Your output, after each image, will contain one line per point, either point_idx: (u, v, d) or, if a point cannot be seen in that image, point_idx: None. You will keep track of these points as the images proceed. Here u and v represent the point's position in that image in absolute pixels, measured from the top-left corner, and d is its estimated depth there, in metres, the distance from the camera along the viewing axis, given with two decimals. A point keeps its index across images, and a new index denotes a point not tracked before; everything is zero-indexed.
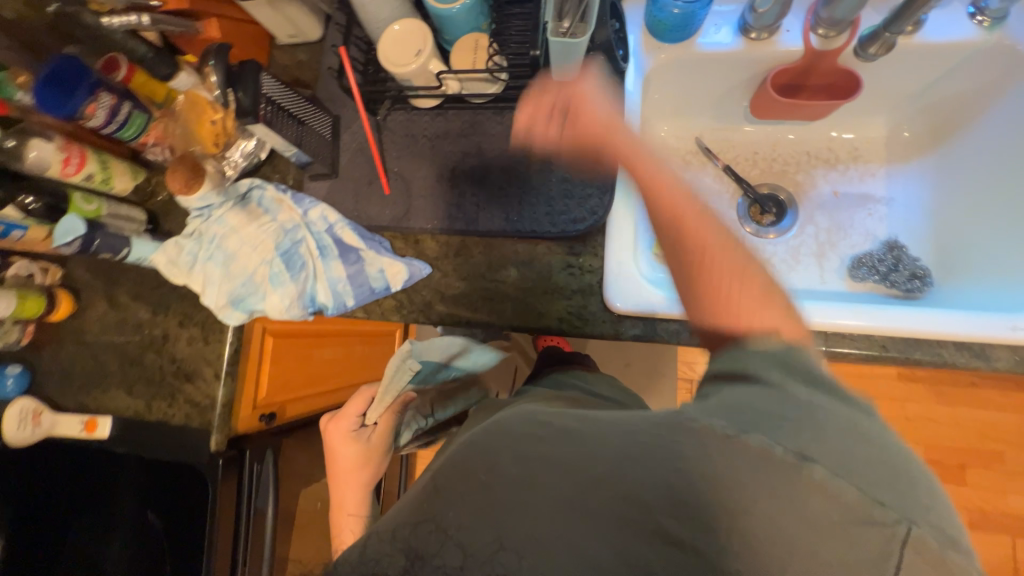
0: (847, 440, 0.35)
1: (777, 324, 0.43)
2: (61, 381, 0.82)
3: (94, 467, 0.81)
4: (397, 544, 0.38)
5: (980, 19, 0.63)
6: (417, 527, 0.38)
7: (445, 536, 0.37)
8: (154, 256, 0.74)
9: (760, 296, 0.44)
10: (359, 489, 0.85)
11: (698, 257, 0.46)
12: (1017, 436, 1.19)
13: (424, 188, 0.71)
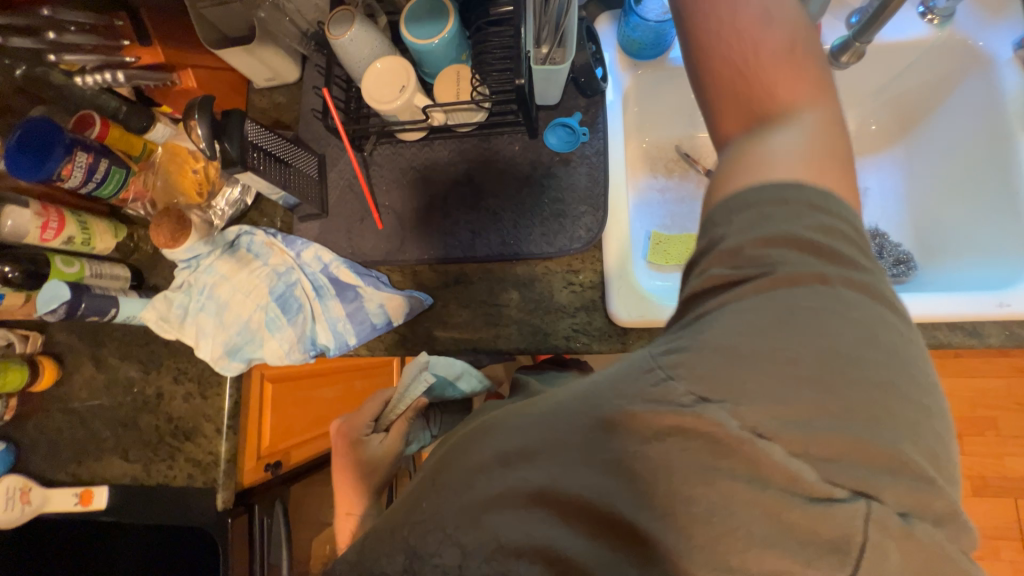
0: (836, 354, 0.30)
1: (801, 93, 0.38)
2: (48, 452, 0.77)
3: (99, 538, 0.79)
4: (396, 543, 0.35)
5: (930, 18, 0.67)
6: (414, 521, 0.35)
7: (444, 534, 0.33)
8: (144, 313, 0.72)
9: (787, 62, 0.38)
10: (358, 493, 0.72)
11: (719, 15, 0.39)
12: (1007, 401, 1.23)
13: (418, 219, 0.71)
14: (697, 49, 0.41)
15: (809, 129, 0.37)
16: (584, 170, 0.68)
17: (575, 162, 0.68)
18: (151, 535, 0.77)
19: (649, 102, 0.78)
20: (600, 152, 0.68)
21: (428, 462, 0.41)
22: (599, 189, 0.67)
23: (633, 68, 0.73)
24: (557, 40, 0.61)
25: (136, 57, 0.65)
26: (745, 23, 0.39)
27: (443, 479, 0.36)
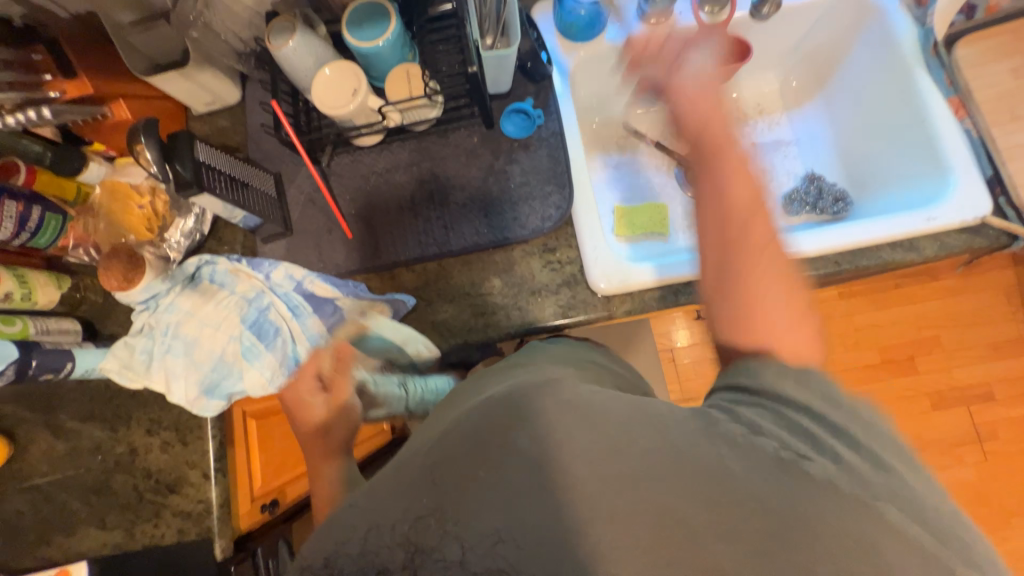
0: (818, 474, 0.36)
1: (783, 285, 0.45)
2: (9, 536, 0.70)
3: None
4: (397, 537, 0.36)
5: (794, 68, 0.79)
6: (418, 521, 0.36)
7: (446, 529, 0.35)
8: (106, 364, 0.67)
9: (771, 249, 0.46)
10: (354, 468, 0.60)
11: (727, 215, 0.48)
12: (947, 319, 1.38)
13: (388, 222, 0.71)
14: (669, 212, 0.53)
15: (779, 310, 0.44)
16: (545, 153, 0.70)
17: (534, 145, 0.70)
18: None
19: (591, 80, 0.81)
20: (556, 133, 0.70)
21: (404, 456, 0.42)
22: (563, 166, 0.70)
23: (573, 51, 0.76)
24: (501, 29, 0.64)
25: (61, 92, 0.61)
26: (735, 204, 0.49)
27: (443, 468, 0.38)
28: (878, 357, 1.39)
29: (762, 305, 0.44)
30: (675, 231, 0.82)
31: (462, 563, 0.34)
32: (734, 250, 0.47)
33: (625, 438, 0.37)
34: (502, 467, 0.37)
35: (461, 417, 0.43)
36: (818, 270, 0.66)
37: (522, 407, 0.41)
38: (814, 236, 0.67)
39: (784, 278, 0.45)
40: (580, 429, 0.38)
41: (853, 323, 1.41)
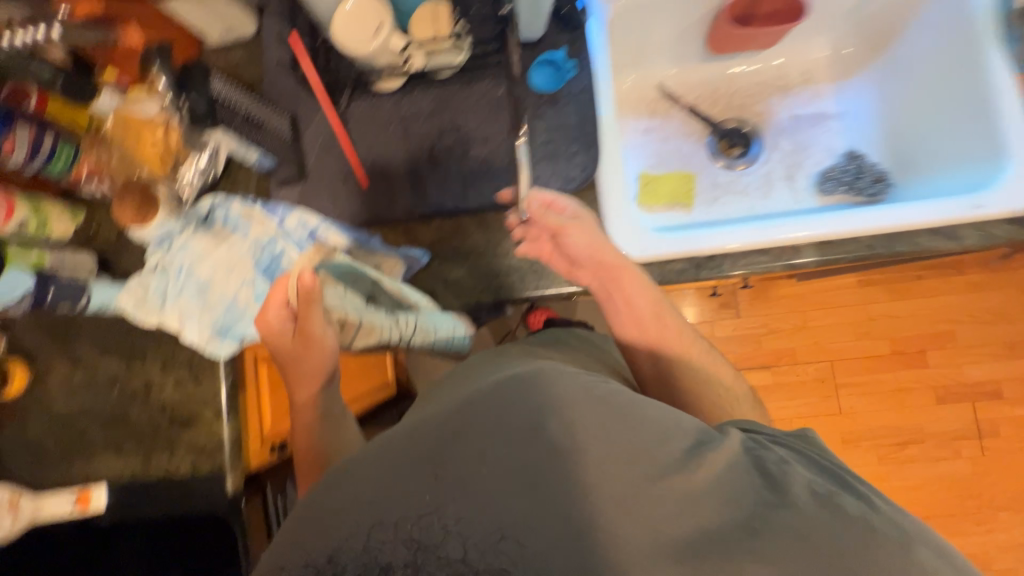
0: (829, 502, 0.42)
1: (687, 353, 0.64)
2: (34, 455, 0.73)
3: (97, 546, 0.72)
4: (400, 534, 0.39)
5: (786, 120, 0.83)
6: (421, 518, 0.39)
7: (446, 529, 0.39)
8: (121, 298, 0.67)
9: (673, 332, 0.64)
10: (337, 403, 0.66)
11: (636, 318, 0.64)
12: (963, 314, 1.36)
13: (405, 174, 0.68)
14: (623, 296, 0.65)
15: (697, 377, 0.63)
16: (573, 109, 0.66)
17: (562, 101, 0.67)
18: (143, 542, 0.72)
19: (628, 31, 0.75)
20: (587, 89, 0.66)
21: (391, 440, 0.44)
22: (592, 126, 0.66)
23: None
24: None
25: None
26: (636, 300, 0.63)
27: (442, 462, 0.41)
28: (887, 348, 1.37)
29: (681, 369, 0.63)
30: (700, 203, 0.79)
31: (461, 560, 0.38)
32: (660, 336, 0.64)
33: (626, 449, 0.41)
34: (504, 472, 0.40)
35: (465, 402, 0.45)
36: (848, 253, 0.64)
37: (524, 405, 0.43)
38: (848, 216, 0.64)
39: (682, 334, 0.65)
40: (585, 431, 0.42)
41: (867, 312, 1.38)
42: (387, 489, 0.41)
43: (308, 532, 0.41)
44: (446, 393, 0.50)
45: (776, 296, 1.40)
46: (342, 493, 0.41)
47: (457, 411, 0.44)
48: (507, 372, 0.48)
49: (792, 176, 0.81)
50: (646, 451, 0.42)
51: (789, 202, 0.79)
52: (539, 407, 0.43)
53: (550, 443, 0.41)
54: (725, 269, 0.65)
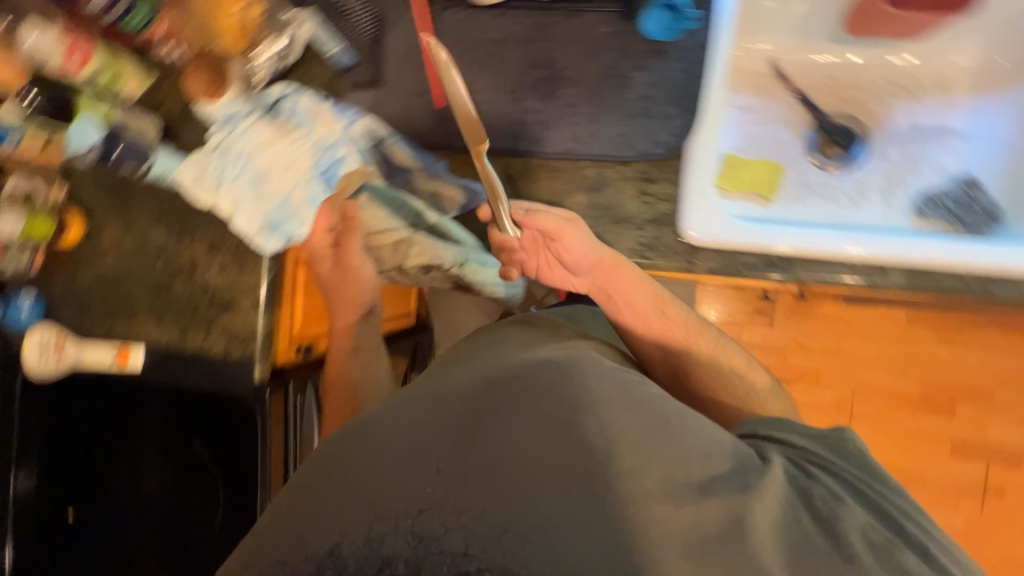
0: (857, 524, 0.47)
1: (702, 345, 0.68)
2: (79, 306, 0.77)
3: (144, 399, 0.80)
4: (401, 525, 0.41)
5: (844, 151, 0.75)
6: (422, 513, 0.41)
7: (449, 522, 0.41)
8: (181, 171, 0.68)
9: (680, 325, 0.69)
10: (368, 341, 0.83)
11: (644, 320, 0.68)
12: (1007, 374, 1.29)
13: (483, 102, 0.64)
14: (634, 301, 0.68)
15: (717, 372, 0.67)
16: (680, 66, 0.61)
17: (670, 53, 0.61)
18: (173, 404, 0.79)
19: None
20: (701, 45, 0.60)
21: (408, 424, 0.50)
22: (696, 87, 0.60)
23: None
24: None
25: None
26: (640, 303, 0.68)
27: (464, 449, 0.46)
28: (916, 391, 1.33)
29: (683, 359, 0.68)
30: (782, 199, 0.73)
31: (467, 553, 0.39)
32: (670, 329, 0.69)
33: (657, 464, 0.47)
34: (536, 464, 0.45)
35: (495, 381, 0.53)
36: (939, 284, 0.59)
37: (560, 397, 0.50)
38: (946, 245, 0.59)
39: (686, 326, 0.69)
40: (619, 432, 0.48)
41: (907, 351, 1.32)
42: (407, 456, 0.46)
43: (307, 511, 0.44)
44: (480, 369, 0.58)
45: (816, 313, 1.34)
46: (357, 459, 0.47)
47: (485, 388, 0.53)
48: (543, 356, 0.57)
49: (890, 190, 0.73)
50: (683, 467, 0.47)
51: (879, 218, 0.72)
52: (572, 402, 0.50)
53: (576, 442, 0.47)
54: (798, 272, 0.61)
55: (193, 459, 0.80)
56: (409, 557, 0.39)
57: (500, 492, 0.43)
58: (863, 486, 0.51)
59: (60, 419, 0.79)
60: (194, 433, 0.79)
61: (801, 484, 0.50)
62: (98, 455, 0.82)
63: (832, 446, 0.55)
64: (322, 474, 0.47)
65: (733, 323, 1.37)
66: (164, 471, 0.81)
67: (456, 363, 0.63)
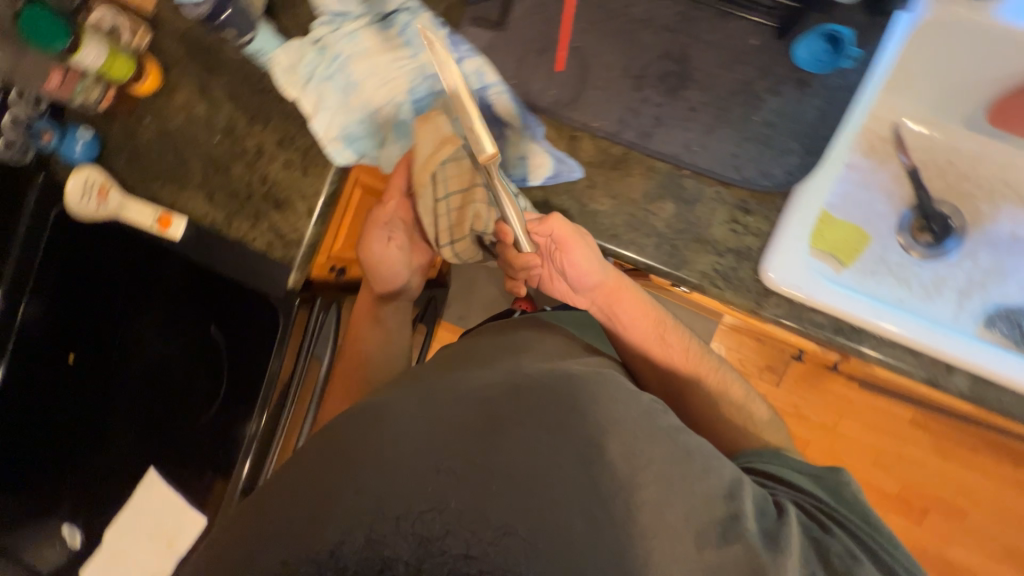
0: None
1: (702, 372, 0.67)
2: (131, 159, 0.75)
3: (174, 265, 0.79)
4: (406, 525, 0.42)
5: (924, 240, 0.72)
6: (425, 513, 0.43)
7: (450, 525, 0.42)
8: (277, 55, 0.66)
9: (680, 351, 0.67)
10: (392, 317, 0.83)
11: (643, 341, 0.68)
12: (987, 500, 1.30)
13: (603, 78, 0.61)
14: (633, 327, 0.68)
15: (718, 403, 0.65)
16: (817, 103, 0.57)
17: (812, 86, 0.58)
18: (195, 276, 0.79)
19: (921, 51, 0.63)
20: (848, 87, 0.57)
21: (420, 413, 0.50)
22: (826, 130, 0.57)
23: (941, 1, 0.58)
24: None
25: None
26: (641, 325, 0.68)
27: (477, 453, 0.46)
28: (895, 490, 1.33)
29: (684, 385, 0.67)
30: (856, 269, 0.71)
31: (467, 555, 0.41)
32: (669, 352, 0.68)
33: (681, 497, 0.46)
34: (558, 481, 0.46)
35: (517, 387, 0.52)
36: (1000, 399, 0.58)
37: (583, 415, 0.50)
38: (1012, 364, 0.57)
39: (694, 356, 0.68)
40: (641, 463, 0.47)
41: (898, 450, 1.32)
42: (428, 449, 0.46)
43: (321, 476, 0.46)
44: (502, 369, 0.56)
45: (823, 387, 1.33)
46: (373, 443, 0.48)
47: (506, 391, 0.52)
48: (565, 370, 0.55)
49: (968, 293, 0.70)
50: (709, 505, 0.46)
51: (946, 317, 0.70)
52: (594, 425, 0.49)
53: (603, 464, 0.47)
54: (863, 345, 0.59)
55: (203, 341, 0.80)
56: (409, 560, 0.41)
57: (518, 504, 0.44)
58: (872, 539, 0.49)
59: (103, 257, 0.81)
60: (212, 317, 0.79)
61: (814, 534, 0.48)
62: (121, 301, 0.83)
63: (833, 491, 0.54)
64: (342, 438, 0.49)
65: (742, 371, 1.36)
66: (173, 344, 0.81)
67: (477, 356, 0.62)
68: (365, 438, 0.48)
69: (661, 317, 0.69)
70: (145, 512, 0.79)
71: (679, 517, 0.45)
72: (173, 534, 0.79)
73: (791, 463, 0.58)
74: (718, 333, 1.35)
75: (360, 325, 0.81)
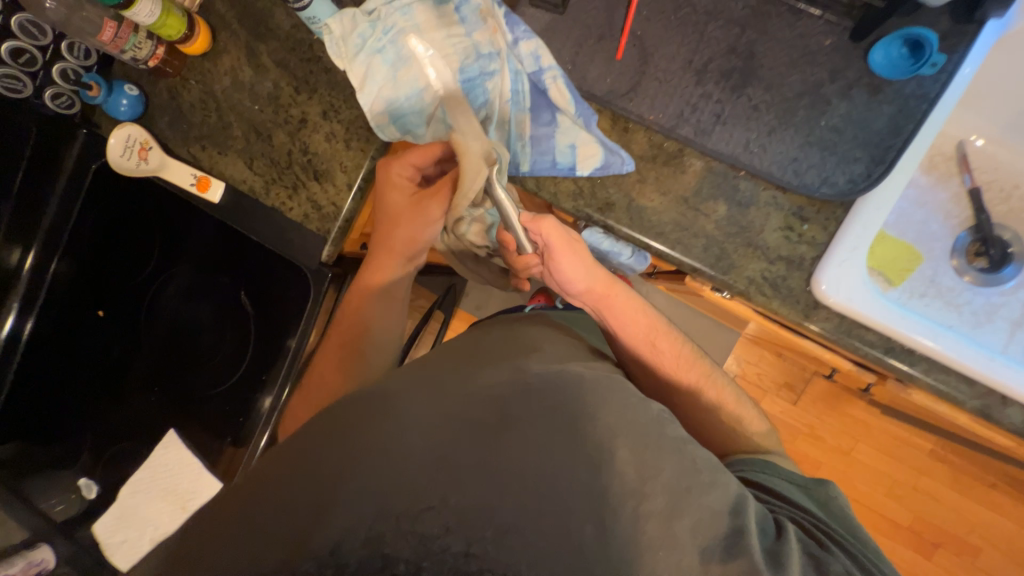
0: None
1: (697, 381, 0.62)
2: (173, 120, 0.74)
3: (207, 230, 0.79)
4: (399, 528, 0.35)
5: (978, 263, 0.69)
6: (421, 511, 0.36)
7: (451, 523, 0.35)
8: (329, 22, 0.63)
9: (675, 357, 0.63)
10: (400, 291, 0.71)
11: (637, 344, 0.63)
12: (1003, 541, 1.26)
13: (665, 69, 0.59)
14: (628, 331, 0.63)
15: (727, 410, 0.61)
16: (888, 112, 0.55)
17: (884, 94, 0.56)
18: (217, 240, 0.79)
19: (1004, 66, 0.60)
20: (922, 97, 0.55)
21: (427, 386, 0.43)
22: (895, 140, 0.55)
23: None
24: None
25: None
26: (634, 327, 0.63)
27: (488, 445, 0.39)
28: (908, 522, 1.28)
29: (676, 389, 0.62)
30: (906, 289, 0.68)
31: (466, 555, 0.34)
32: (660, 355, 0.63)
33: (690, 509, 0.40)
34: (574, 490, 0.39)
35: (526, 385, 0.44)
36: None
37: (596, 420, 0.42)
38: None
39: (686, 359, 0.63)
40: (657, 474, 0.41)
41: (915, 482, 1.28)
42: (438, 441, 0.39)
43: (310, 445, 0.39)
44: (506, 364, 0.47)
45: (841, 409, 1.30)
46: (376, 433, 0.39)
47: (515, 380, 0.44)
48: (576, 371, 0.47)
49: (1021, 325, 0.65)
50: (712, 519, 0.40)
51: (996, 347, 0.65)
52: (606, 430, 0.42)
53: (612, 472, 0.40)
54: (914, 368, 0.57)
55: (231, 307, 0.80)
56: (409, 559, 0.33)
57: (529, 510, 0.37)
58: (874, 560, 0.42)
59: (142, 215, 0.82)
60: (242, 284, 0.79)
61: (815, 551, 0.40)
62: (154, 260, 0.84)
63: (825, 504, 0.48)
64: (343, 411, 0.41)
65: (759, 386, 1.33)
66: (199, 309, 0.81)
67: (476, 341, 0.54)
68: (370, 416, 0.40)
69: (656, 320, 0.64)
70: (161, 472, 0.80)
71: (683, 531, 0.39)
72: (188, 498, 0.80)
73: (781, 473, 0.52)
74: (738, 345, 1.32)
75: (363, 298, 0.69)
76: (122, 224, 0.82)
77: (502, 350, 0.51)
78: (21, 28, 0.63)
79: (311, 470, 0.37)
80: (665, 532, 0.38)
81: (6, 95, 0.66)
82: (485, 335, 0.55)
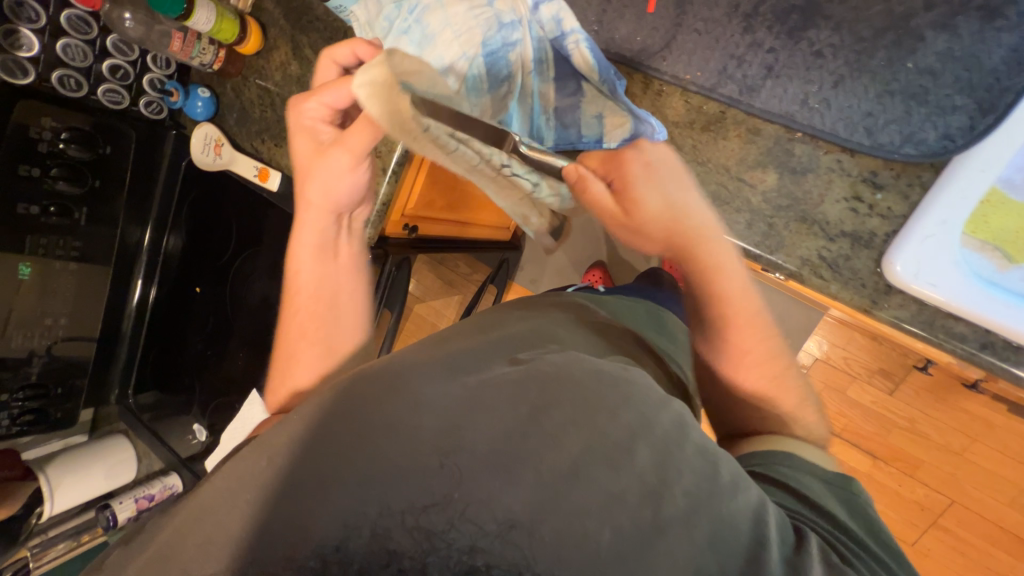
0: None
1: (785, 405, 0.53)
2: (239, 118, 0.83)
3: (271, 216, 0.87)
4: (408, 526, 0.36)
5: None
6: (427, 509, 0.36)
7: (456, 518, 0.36)
8: (356, 10, 0.61)
9: (770, 364, 0.53)
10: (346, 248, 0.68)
11: (732, 322, 0.52)
12: None
13: (705, 18, 0.51)
14: (728, 306, 0.52)
15: None
16: (1008, 42, 0.43)
17: (1005, 20, 0.43)
18: (283, 225, 0.86)
19: None
20: None
21: (451, 375, 0.45)
22: (1017, 80, 0.43)
23: None
24: None
25: None
26: (737, 300, 0.52)
27: (502, 440, 0.39)
28: None
29: (744, 361, 0.53)
30: None
31: (472, 548, 0.35)
32: (755, 356, 0.53)
33: (707, 515, 0.38)
34: (589, 492, 0.38)
35: (539, 373, 0.44)
36: None
37: (616, 416, 0.42)
38: None
39: (768, 357, 0.53)
40: (672, 477, 0.40)
41: None
42: (455, 425, 0.40)
43: (331, 436, 0.40)
44: (505, 357, 0.48)
45: (954, 405, 1.10)
46: (389, 412, 0.41)
47: (528, 376, 0.44)
48: (593, 364, 0.47)
49: None
50: (732, 531, 0.37)
51: None
52: (625, 431, 0.41)
53: (630, 472, 0.39)
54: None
55: None
56: (415, 554, 0.35)
57: (540, 506, 0.37)
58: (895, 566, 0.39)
59: (216, 201, 0.92)
60: None
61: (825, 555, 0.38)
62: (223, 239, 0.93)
63: (854, 510, 0.43)
64: (358, 388, 0.43)
65: (845, 373, 1.17)
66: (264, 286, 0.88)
67: (501, 325, 0.55)
68: (389, 398, 0.42)
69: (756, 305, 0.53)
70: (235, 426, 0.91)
71: (699, 537, 0.37)
72: None
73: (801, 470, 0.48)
74: (823, 326, 1.16)
75: (303, 260, 0.64)
76: (204, 211, 0.93)
77: (512, 345, 0.50)
78: (115, 47, 0.73)
79: (328, 453, 0.39)
80: (687, 542, 0.37)
81: (109, 107, 0.78)
82: (506, 326, 0.54)
